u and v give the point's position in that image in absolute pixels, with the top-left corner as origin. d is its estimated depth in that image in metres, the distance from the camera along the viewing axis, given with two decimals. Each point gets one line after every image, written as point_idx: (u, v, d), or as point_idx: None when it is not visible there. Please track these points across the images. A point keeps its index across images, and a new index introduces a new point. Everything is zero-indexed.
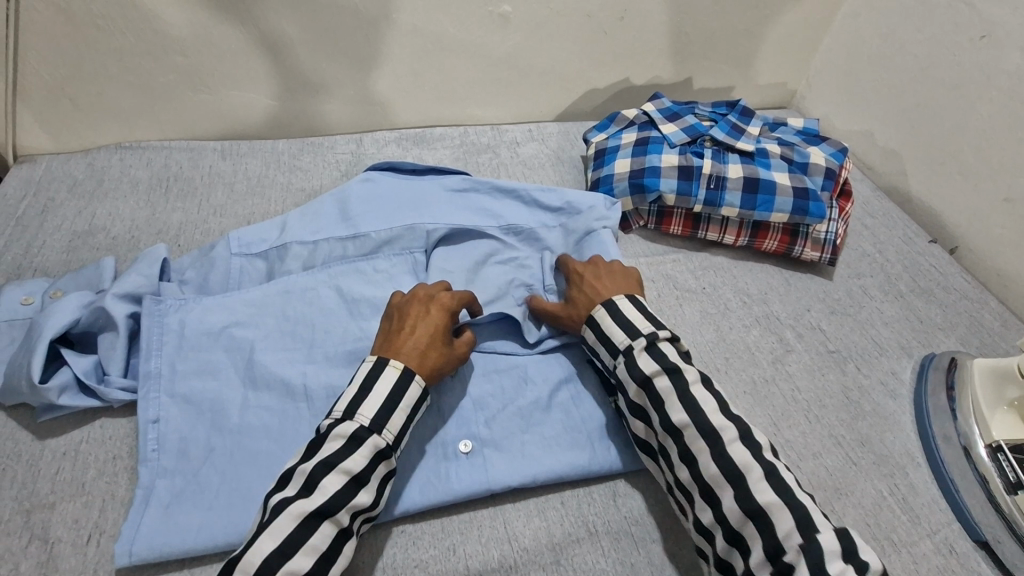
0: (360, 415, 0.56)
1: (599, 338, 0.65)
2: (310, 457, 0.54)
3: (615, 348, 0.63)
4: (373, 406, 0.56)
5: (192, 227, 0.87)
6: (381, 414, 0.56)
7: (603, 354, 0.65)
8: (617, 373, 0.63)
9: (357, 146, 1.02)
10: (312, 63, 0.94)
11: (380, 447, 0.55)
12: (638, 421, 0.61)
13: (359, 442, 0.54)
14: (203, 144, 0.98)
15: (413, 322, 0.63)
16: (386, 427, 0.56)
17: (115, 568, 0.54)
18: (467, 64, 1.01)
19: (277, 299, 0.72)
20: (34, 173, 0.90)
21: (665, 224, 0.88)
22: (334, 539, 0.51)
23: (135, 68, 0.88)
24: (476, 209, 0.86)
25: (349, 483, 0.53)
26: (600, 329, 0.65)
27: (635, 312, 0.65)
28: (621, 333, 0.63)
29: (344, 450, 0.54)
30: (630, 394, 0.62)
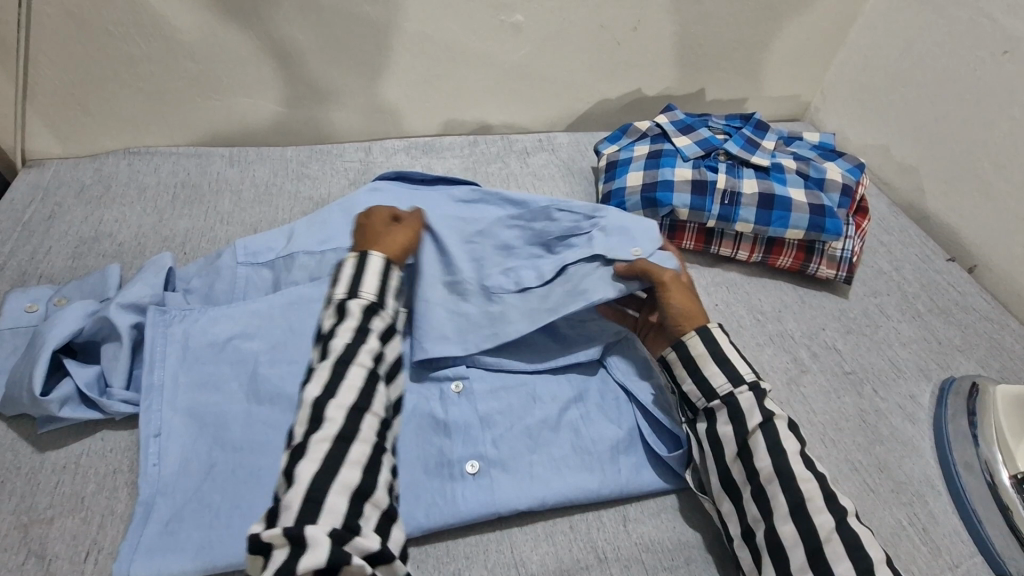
0: (335, 293, 0.62)
1: (714, 360, 0.63)
2: (319, 344, 0.59)
3: (739, 376, 0.61)
4: (343, 280, 0.62)
5: (199, 235, 0.86)
6: (352, 285, 0.62)
7: (712, 378, 0.62)
8: (737, 400, 0.60)
9: (366, 154, 1.01)
10: (322, 71, 0.93)
11: (365, 304, 0.61)
12: (738, 458, 0.58)
13: (346, 310, 0.60)
14: (211, 150, 0.97)
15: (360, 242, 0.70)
16: (362, 288, 0.62)
17: None
18: (478, 73, 1.00)
19: (282, 310, 0.71)
20: (42, 178, 0.90)
21: (678, 238, 0.87)
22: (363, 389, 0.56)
23: (145, 74, 0.87)
24: (484, 220, 0.85)
25: (353, 335, 0.59)
26: (719, 353, 0.63)
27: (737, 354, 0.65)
28: (746, 364, 0.62)
29: (334, 320, 0.60)
30: (744, 427, 0.59)
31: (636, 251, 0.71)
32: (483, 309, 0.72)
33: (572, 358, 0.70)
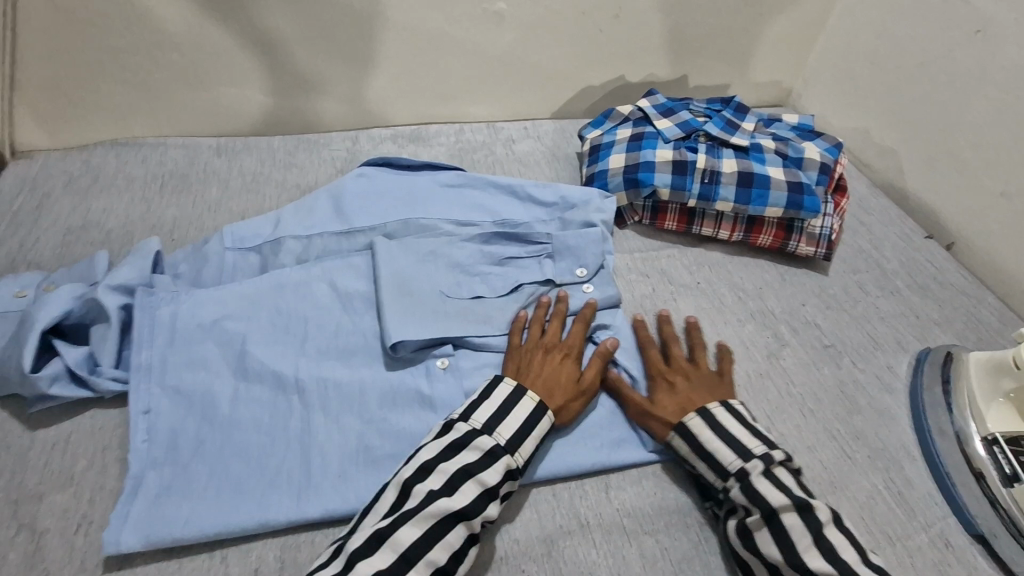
0: (497, 433, 0.59)
1: (696, 455, 0.61)
2: (457, 459, 0.57)
3: (724, 470, 0.59)
4: (509, 428, 0.60)
5: (187, 223, 0.87)
6: (514, 442, 0.59)
7: (707, 473, 0.60)
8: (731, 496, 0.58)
9: (353, 143, 1.02)
10: (308, 60, 0.94)
11: (510, 466, 0.58)
12: (746, 548, 0.56)
13: (495, 457, 0.57)
14: (198, 141, 0.98)
15: (562, 353, 0.68)
16: (520, 450, 0.59)
17: (102, 559, 0.54)
18: (463, 62, 1.01)
19: (271, 292, 0.73)
20: (30, 169, 0.90)
21: (660, 219, 0.88)
22: (458, 548, 0.53)
23: (131, 66, 0.88)
24: (470, 205, 0.88)
25: (480, 494, 0.55)
26: (702, 448, 0.61)
27: (737, 427, 0.61)
28: (731, 454, 0.59)
29: (480, 462, 0.57)
30: (744, 520, 0.56)
31: (580, 268, 0.79)
32: (438, 309, 0.73)
33: None
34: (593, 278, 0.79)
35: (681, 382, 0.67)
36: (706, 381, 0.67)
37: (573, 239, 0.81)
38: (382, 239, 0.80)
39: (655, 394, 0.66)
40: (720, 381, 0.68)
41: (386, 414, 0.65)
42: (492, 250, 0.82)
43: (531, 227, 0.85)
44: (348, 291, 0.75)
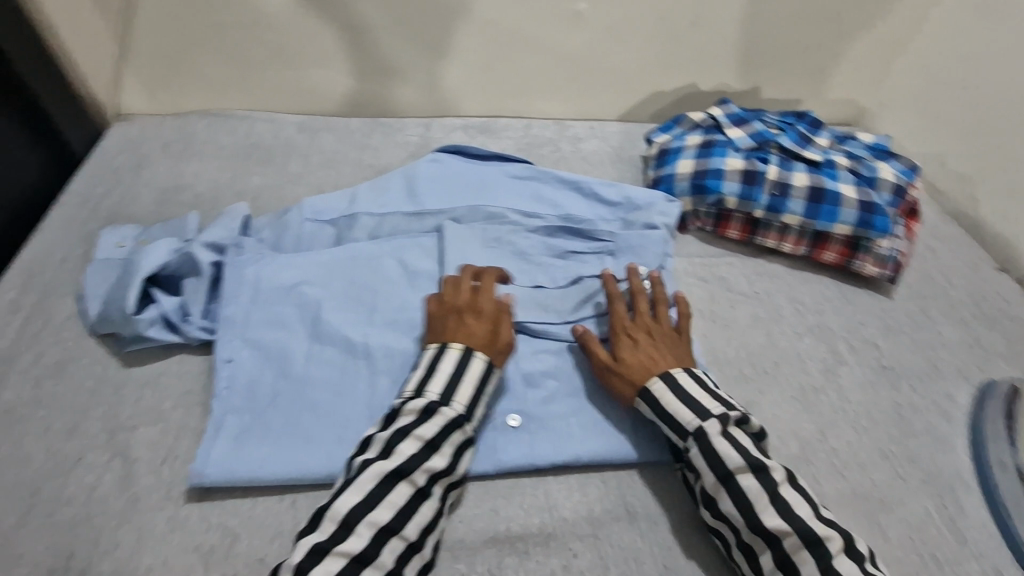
0: (428, 391, 0.60)
1: (659, 416, 0.62)
2: (387, 429, 0.58)
3: (683, 429, 0.60)
4: (440, 382, 0.61)
5: (269, 193, 0.92)
6: (447, 393, 0.60)
7: (669, 434, 0.62)
8: (691, 456, 0.60)
9: (425, 130, 1.06)
10: (391, 47, 0.98)
11: (453, 417, 0.59)
12: (711, 510, 0.58)
13: (431, 413, 0.59)
14: (282, 117, 1.03)
15: (460, 309, 0.67)
16: (456, 399, 0.61)
17: (185, 490, 0.58)
18: (538, 59, 1.04)
19: (345, 263, 0.77)
20: (131, 131, 0.97)
21: (723, 227, 0.88)
22: (408, 504, 0.55)
23: (230, 42, 0.94)
24: (535, 197, 0.90)
25: (423, 448, 0.57)
26: (663, 411, 0.62)
27: (698, 390, 0.62)
28: (689, 413, 0.61)
29: (417, 421, 0.59)
30: (707, 483, 0.58)
31: (641, 267, 0.80)
32: (500, 295, 0.76)
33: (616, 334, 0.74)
34: (653, 277, 0.79)
35: (648, 340, 0.67)
36: (671, 340, 0.68)
37: (634, 239, 0.82)
38: (451, 223, 0.84)
39: (619, 352, 0.67)
40: (679, 339, 0.69)
41: None
42: (554, 243, 0.84)
43: (594, 224, 0.86)
44: (415, 269, 0.79)
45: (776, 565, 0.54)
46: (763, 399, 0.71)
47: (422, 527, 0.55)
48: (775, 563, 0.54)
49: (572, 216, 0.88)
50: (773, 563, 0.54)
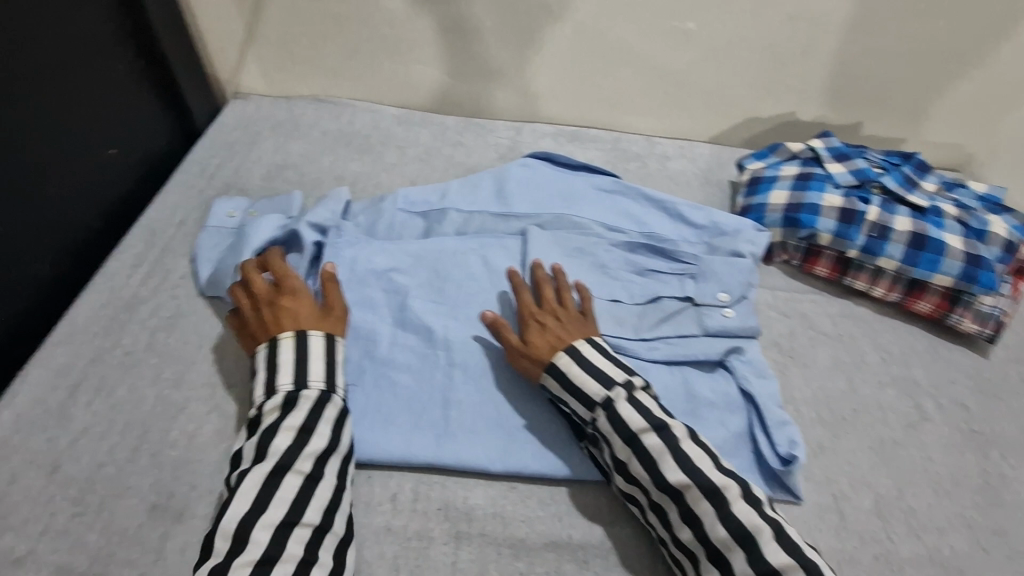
0: (281, 386, 0.61)
1: (568, 391, 0.64)
2: (253, 435, 0.59)
3: (591, 401, 0.63)
4: (287, 371, 0.61)
5: (365, 180, 0.97)
6: (298, 377, 0.61)
7: (578, 408, 0.64)
8: (598, 426, 0.62)
9: (516, 133, 1.08)
10: (496, 51, 1.01)
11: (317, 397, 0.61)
12: (623, 477, 0.61)
13: (290, 403, 0.60)
14: (383, 109, 1.08)
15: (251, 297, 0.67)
16: (309, 379, 0.62)
17: None
18: (636, 74, 1.04)
19: (432, 255, 0.80)
20: (247, 109, 1.04)
21: (811, 263, 0.86)
22: (300, 492, 0.55)
23: (347, 34, 1.00)
24: (620, 210, 0.90)
25: (297, 435, 0.58)
26: (569, 384, 0.64)
27: (605, 361, 0.65)
28: (595, 384, 0.63)
29: (280, 416, 0.59)
30: (614, 450, 0.61)
31: (722, 294, 0.79)
32: None
33: (695, 357, 0.72)
34: (733, 305, 0.78)
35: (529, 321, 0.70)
36: (557, 317, 0.70)
37: (718, 265, 0.81)
38: (536, 228, 0.86)
39: (525, 337, 0.69)
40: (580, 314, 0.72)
41: (521, 388, 0.70)
42: (635, 259, 0.84)
43: (678, 245, 0.86)
44: (496, 268, 0.81)
45: (681, 516, 0.57)
46: (839, 445, 0.69)
47: (325, 509, 0.56)
48: (682, 516, 0.57)
49: (655, 233, 0.87)
50: (678, 512, 0.57)
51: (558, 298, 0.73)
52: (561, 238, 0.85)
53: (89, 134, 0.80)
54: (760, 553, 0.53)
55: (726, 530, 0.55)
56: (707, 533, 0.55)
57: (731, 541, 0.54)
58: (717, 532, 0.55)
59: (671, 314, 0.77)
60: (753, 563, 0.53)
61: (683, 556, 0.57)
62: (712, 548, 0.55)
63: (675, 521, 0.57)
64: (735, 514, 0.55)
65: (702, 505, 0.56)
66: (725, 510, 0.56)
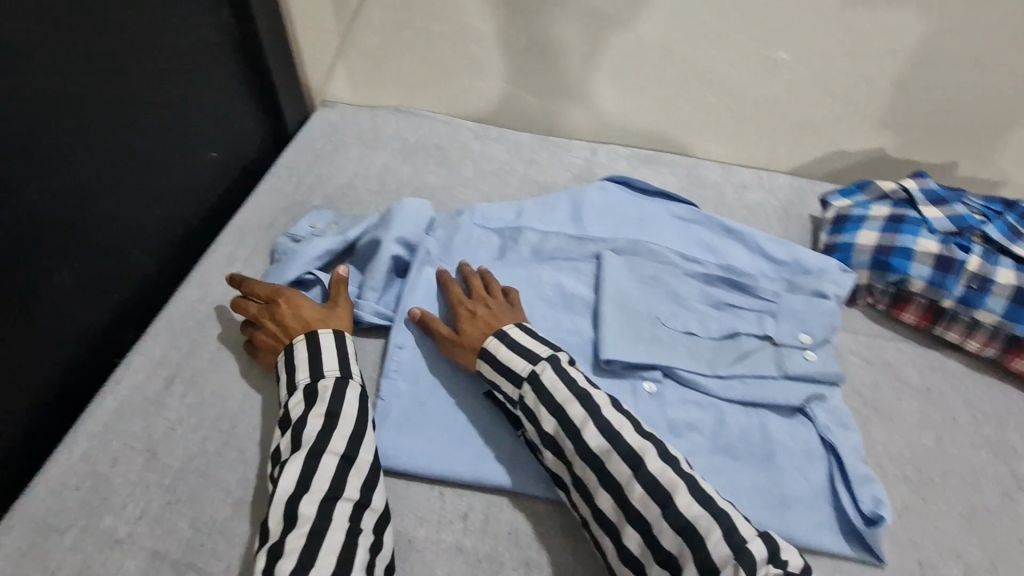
0: (299, 382, 0.63)
1: (496, 371, 0.66)
2: (287, 430, 0.60)
3: (518, 377, 0.65)
4: (304, 370, 0.63)
5: (442, 193, 0.98)
6: (314, 368, 0.63)
7: (506, 386, 0.66)
8: (524, 402, 0.64)
9: (590, 154, 1.08)
10: (578, 71, 1.01)
11: (335, 385, 0.62)
12: (550, 454, 0.62)
13: (313, 396, 0.61)
14: (461, 123, 1.09)
15: (255, 320, 0.69)
16: (326, 372, 0.63)
17: None
18: (721, 102, 1.02)
19: (507, 279, 0.83)
20: (332, 117, 1.08)
21: (899, 309, 0.82)
22: (337, 470, 0.57)
23: (434, 49, 1.01)
24: (697, 241, 0.89)
25: (325, 419, 0.59)
26: (497, 363, 0.66)
27: (528, 338, 0.67)
28: (522, 361, 0.65)
29: (303, 410, 0.60)
30: (542, 428, 0.62)
31: (804, 334, 0.77)
32: (652, 336, 0.75)
33: (776, 401, 0.70)
34: (815, 348, 0.76)
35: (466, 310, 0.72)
36: (489, 304, 0.73)
37: (800, 305, 0.79)
38: (611, 253, 0.85)
39: (461, 326, 0.71)
40: (509, 299, 0.75)
41: None
42: (711, 292, 0.82)
43: (757, 280, 0.84)
44: (570, 292, 0.81)
45: (599, 482, 0.58)
46: (926, 507, 0.65)
47: (364, 483, 0.57)
48: (600, 481, 0.58)
49: (732, 267, 0.85)
50: (595, 478, 0.58)
51: (488, 288, 0.76)
52: (637, 266, 0.83)
53: (195, 139, 0.84)
54: (678, 512, 0.54)
55: (646, 493, 0.55)
56: (627, 497, 0.56)
57: (651, 504, 0.55)
58: (634, 493, 0.56)
59: (749, 352, 0.75)
60: (675, 526, 0.53)
61: (608, 526, 0.57)
62: (637, 516, 0.55)
63: (593, 488, 0.58)
64: (656, 477, 0.56)
65: (620, 467, 0.57)
66: (640, 470, 0.56)
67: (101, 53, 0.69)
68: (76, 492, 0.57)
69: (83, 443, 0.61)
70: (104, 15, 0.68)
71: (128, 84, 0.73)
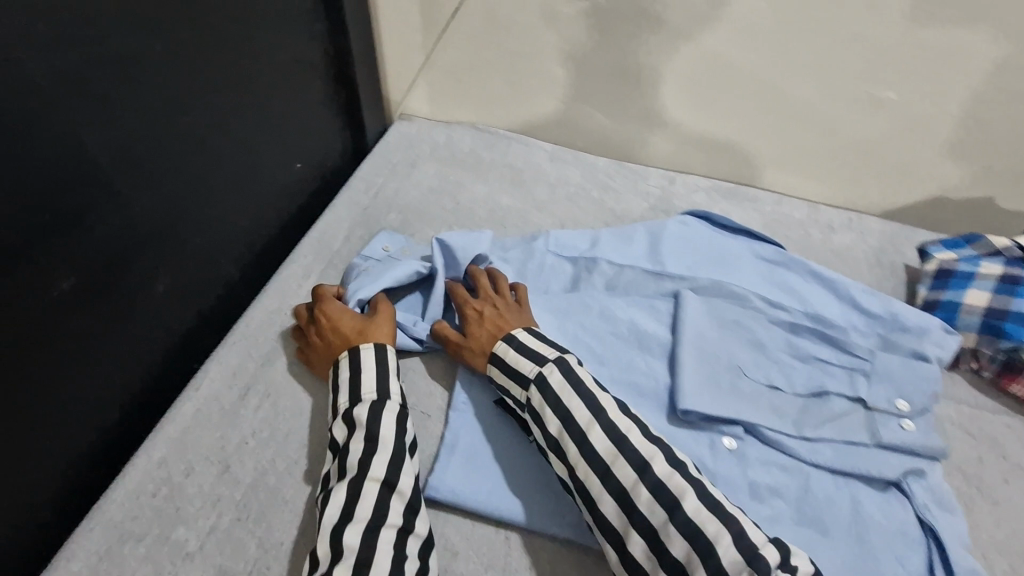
0: (341, 404, 0.62)
1: (505, 374, 0.67)
2: (335, 455, 0.59)
3: (525, 379, 0.65)
4: (343, 392, 0.63)
5: (515, 215, 0.97)
6: (353, 391, 0.62)
7: (514, 388, 0.66)
8: (532, 403, 0.64)
9: (668, 182, 1.04)
10: (665, 99, 0.97)
11: (372, 404, 0.60)
12: (555, 457, 0.61)
13: (349, 418, 0.60)
14: (537, 144, 1.08)
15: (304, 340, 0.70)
16: (363, 393, 0.62)
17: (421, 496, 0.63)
18: (815, 138, 0.96)
19: (579, 312, 0.80)
20: (410, 131, 1.08)
21: (1008, 380, 0.75)
22: (379, 495, 0.55)
23: (517, 69, 1.00)
24: (782, 285, 0.84)
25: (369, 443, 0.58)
26: (507, 367, 0.67)
27: (535, 341, 0.68)
28: (528, 363, 0.66)
29: (345, 433, 0.59)
30: (548, 431, 0.62)
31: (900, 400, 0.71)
32: (733, 386, 0.71)
33: (868, 471, 0.65)
34: (914, 417, 0.70)
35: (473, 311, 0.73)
36: (497, 306, 0.73)
37: (897, 366, 0.73)
38: (691, 293, 0.81)
39: (468, 328, 0.72)
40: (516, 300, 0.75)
41: None
42: (798, 343, 0.77)
43: (848, 333, 0.78)
44: (645, 331, 0.78)
45: (602, 485, 0.57)
46: None
47: (406, 505, 0.56)
48: (603, 484, 0.57)
49: (823, 317, 0.80)
50: (598, 480, 0.58)
51: (496, 287, 0.76)
52: (717, 308, 0.79)
53: (285, 151, 0.86)
54: (686, 517, 0.53)
55: (654, 498, 0.55)
56: (633, 501, 0.56)
57: (657, 508, 0.54)
58: (641, 496, 0.55)
59: (838, 414, 0.70)
60: (684, 532, 0.53)
61: (612, 532, 0.56)
62: (642, 520, 0.55)
63: (596, 492, 0.57)
64: (663, 483, 0.55)
65: (625, 471, 0.57)
66: (647, 473, 0.56)
67: (218, 67, 0.69)
68: (153, 499, 0.59)
69: (161, 449, 0.62)
70: (223, 29, 0.68)
71: (239, 100, 0.74)
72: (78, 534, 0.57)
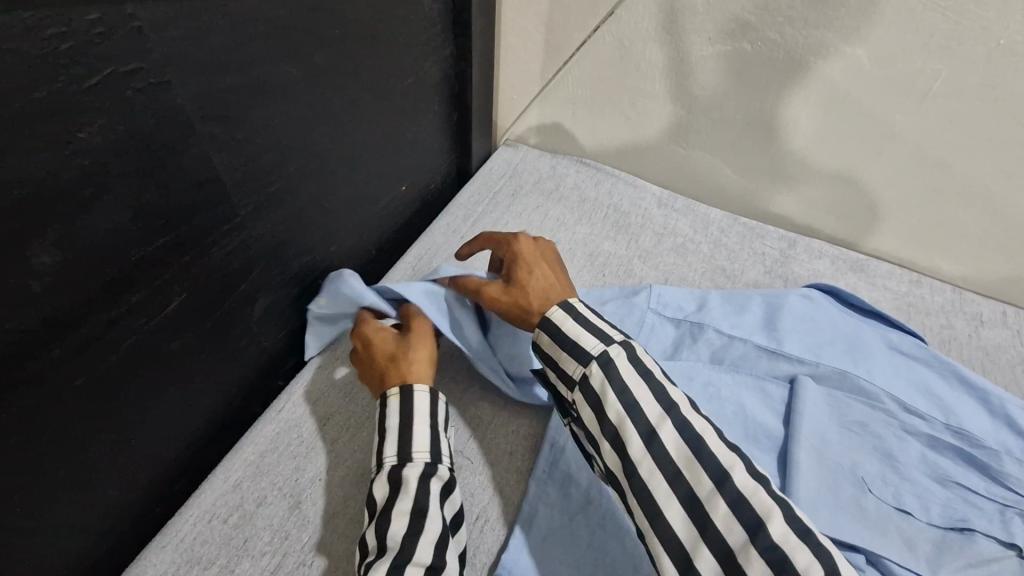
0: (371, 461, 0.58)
1: (558, 348, 0.60)
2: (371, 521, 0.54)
3: (586, 354, 0.57)
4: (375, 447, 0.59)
5: (616, 263, 0.91)
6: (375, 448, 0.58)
7: (569, 362, 0.58)
8: (590, 380, 0.56)
9: (788, 245, 0.94)
10: (800, 155, 0.88)
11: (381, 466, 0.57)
12: (610, 447, 0.54)
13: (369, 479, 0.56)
14: (646, 186, 1.01)
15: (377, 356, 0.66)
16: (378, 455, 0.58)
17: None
18: (977, 218, 0.83)
19: (678, 381, 0.73)
20: (515, 157, 1.05)
21: None
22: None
23: (639, 107, 0.93)
24: (921, 386, 0.73)
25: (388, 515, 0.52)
26: (566, 341, 0.59)
27: (598, 318, 0.61)
28: (593, 339, 0.58)
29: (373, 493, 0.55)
30: (608, 419, 0.54)
31: None
32: (854, 502, 0.62)
33: None
34: None
35: (521, 259, 0.67)
36: (546, 262, 0.68)
37: None
38: (811, 381, 0.72)
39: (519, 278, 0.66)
40: (558, 261, 0.71)
41: None
42: (937, 461, 0.66)
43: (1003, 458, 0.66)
44: (753, 417, 0.70)
45: (670, 492, 0.50)
46: None
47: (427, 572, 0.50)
48: (671, 491, 0.49)
49: (970, 434, 0.68)
50: (666, 484, 0.50)
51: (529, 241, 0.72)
52: (842, 404, 0.70)
53: (392, 172, 0.84)
54: (771, 541, 0.45)
55: (732, 513, 0.47)
56: (707, 512, 0.48)
57: (736, 526, 0.46)
58: (715, 507, 0.48)
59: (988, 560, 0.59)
60: (768, 559, 0.44)
61: (676, 548, 0.48)
62: (717, 537, 0.47)
63: (663, 498, 0.49)
64: (744, 498, 0.47)
65: (700, 478, 0.49)
66: (725, 484, 0.48)
67: (346, 94, 0.68)
68: (223, 526, 0.58)
69: (238, 472, 0.62)
70: (357, 56, 0.68)
71: (357, 121, 0.72)
72: (148, 551, 0.57)
